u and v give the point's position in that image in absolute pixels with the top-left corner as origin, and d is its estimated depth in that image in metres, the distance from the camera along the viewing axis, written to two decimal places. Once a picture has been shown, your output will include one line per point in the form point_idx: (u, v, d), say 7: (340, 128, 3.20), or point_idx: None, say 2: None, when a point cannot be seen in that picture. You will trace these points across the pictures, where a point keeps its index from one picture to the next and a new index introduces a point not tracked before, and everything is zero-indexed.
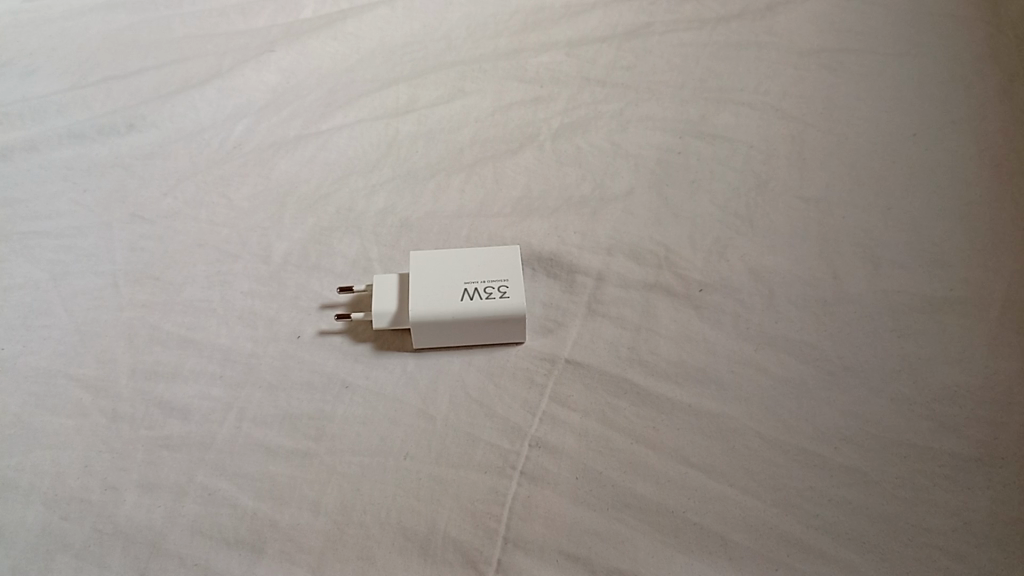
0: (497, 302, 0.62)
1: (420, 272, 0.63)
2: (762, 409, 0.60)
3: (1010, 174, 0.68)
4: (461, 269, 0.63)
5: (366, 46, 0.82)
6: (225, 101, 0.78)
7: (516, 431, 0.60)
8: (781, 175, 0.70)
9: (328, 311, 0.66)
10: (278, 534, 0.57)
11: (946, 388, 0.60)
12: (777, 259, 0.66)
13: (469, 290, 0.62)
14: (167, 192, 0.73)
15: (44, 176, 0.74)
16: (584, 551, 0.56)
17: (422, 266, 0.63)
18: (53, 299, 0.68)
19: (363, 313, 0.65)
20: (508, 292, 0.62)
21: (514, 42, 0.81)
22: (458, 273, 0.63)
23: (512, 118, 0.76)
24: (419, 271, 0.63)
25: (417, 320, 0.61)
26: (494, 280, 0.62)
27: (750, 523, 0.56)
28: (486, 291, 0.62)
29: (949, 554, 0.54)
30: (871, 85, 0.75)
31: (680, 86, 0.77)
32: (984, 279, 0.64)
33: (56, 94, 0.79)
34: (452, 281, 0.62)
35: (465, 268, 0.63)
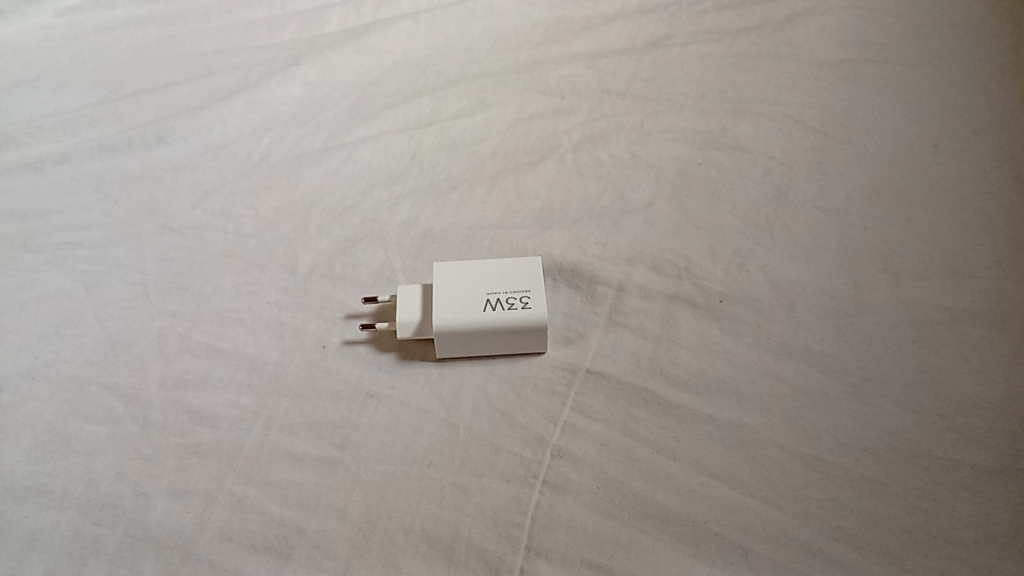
0: (519, 312, 0.63)
1: (444, 283, 0.64)
2: (783, 419, 0.61)
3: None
4: (484, 279, 0.64)
5: (389, 59, 0.83)
6: (251, 114, 0.80)
7: (538, 440, 0.61)
8: (801, 187, 0.71)
9: (352, 321, 0.67)
10: (305, 541, 0.58)
11: (966, 399, 0.60)
12: (797, 270, 0.67)
13: (492, 301, 0.63)
14: (195, 204, 0.74)
15: (76, 188, 0.76)
16: (606, 559, 0.56)
17: (446, 277, 0.64)
18: (85, 309, 0.69)
19: (387, 323, 0.66)
20: (530, 302, 0.63)
21: (535, 55, 0.82)
22: (481, 284, 0.64)
23: (533, 130, 0.77)
24: (442, 282, 0.64)
25: (440, 330, 0.62)
26: (516, 291, 0.63)
27: (771, 533, 0.57)
28: (509, 301, 0.63)
29: (970, 565, 0.55)
30: (893, 97, 0.75)
31: (700, 98, 0.77)
32: (1006, 290, 0.64)
33: (87, 107, 0.81)
34: (475, 291, 0.63)
35: (488, 278, 0.64)
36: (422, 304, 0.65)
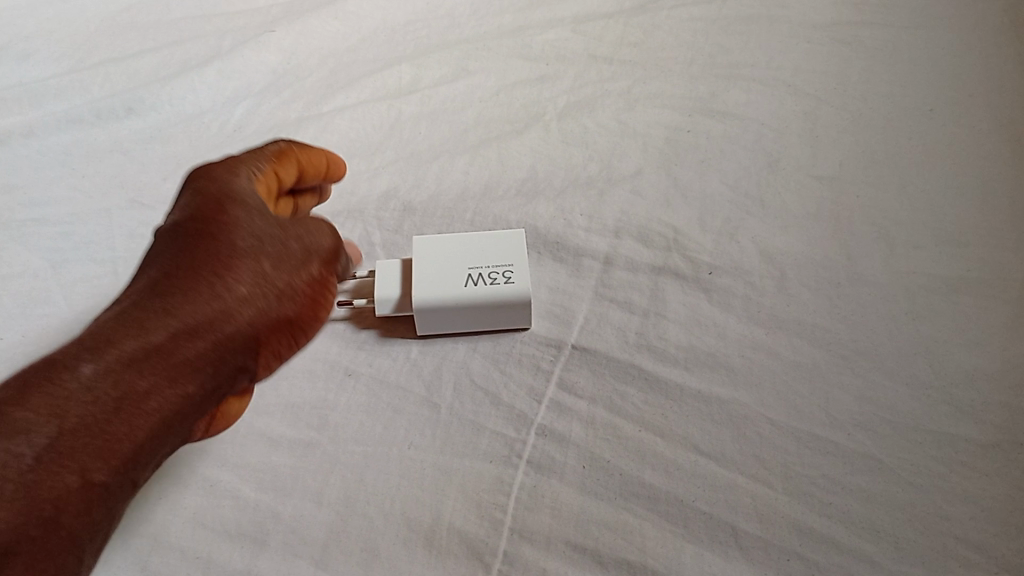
0: (502, 287, 0.60)
1: (424, 258, 0.62)
2: (774, 395, 0.59)
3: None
4: (466, 254, 0.62)
5: (368, 25, 0.80)
6: (224, 83, 0.77)
7: (522, 419, 0.59)
8: (794, 153, 0.69)
9: None
10: (281, 527, 0.56)
11: (962, 372, 0.58)
12: (789, 240, 0.64)
13: (473, 275, 0.61)
14: (167, 177, 0.72)
15: (42, 162, 0.73)
16: (591, 542, 0.55)
17: (426, 251, 0.62)
18: (53, 288, 0.66)
19: (366, 299, 0.64)
20: (512, 277, 0.61)
21: (519, 20, 0.79)
22: (462, 259, 0.61)
23: (517, 98, 0.74)
24: (423, 257, 0.62)
25: (420, 305, 0.60)
26: (498, 266, 0.61)
27: (762, 511, 0.55)
28: (490, 276, 0.61)
29: (966, 542, 0.53)
30: (888, 60, 0.73)
31: (689, 62, 0.75)
32: (1005, 257, 0.62)
33: (54, 77, 0.78)
34: (455, 266, 0.61)
35: (469, 253, 0.62)
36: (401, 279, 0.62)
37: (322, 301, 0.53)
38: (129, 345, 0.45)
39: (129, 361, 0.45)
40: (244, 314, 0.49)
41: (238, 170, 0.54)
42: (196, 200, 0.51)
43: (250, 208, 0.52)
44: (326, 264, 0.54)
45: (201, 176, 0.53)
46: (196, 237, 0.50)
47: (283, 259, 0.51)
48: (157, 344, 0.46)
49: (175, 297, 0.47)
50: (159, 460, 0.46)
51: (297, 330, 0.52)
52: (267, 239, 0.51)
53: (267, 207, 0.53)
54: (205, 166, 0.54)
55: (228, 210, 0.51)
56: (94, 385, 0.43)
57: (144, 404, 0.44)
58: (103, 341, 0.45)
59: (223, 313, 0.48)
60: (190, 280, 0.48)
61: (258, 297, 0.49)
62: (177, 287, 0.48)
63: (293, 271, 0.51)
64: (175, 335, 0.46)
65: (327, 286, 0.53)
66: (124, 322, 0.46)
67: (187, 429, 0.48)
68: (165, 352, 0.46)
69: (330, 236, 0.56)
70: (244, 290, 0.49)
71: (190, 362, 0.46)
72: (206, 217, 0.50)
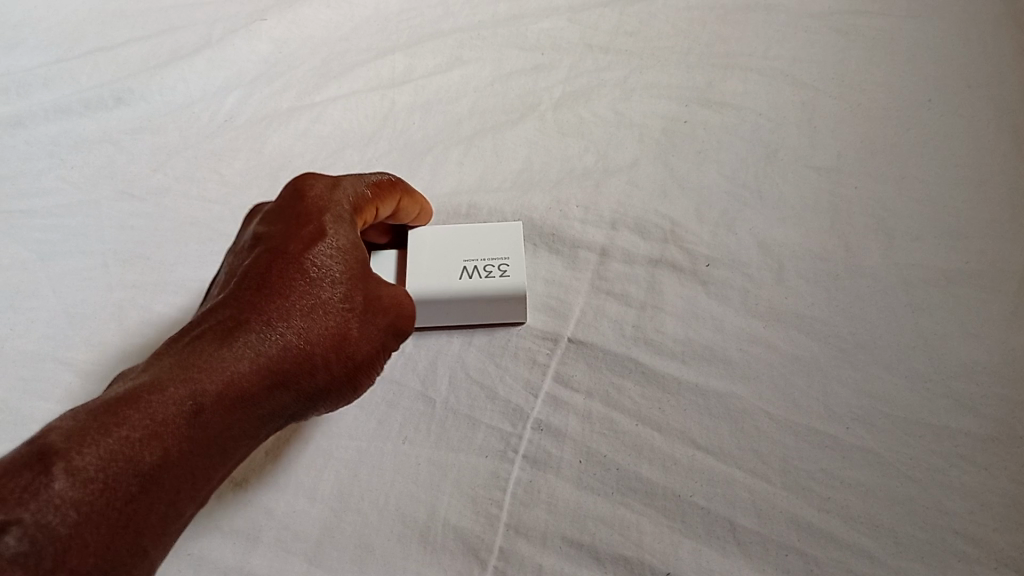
0: (497, 280, 0.61)
1: (420, 253, 0.62)
2: (772, 388, 0.58)
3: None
4: (461, 249, 0.62)
5: (361, 14, 0.79)
6: (215, 73, 0.76)
7: (517, 413, 0.59)
8: (791, 144, 0.68)
9: None
10: (274, 522, 0.56)
11: (962, 365, 0.58)
12: (786, 232, 0.64)
13: (468, 270, 0.61)
14: (157, 167, 0.71)
15: (30, 153, 0.72)
16: (588, 537, 0.54)
17: (422, 246, 0.62)
18: (43, 281, 0.66)
19: None
20: (507, 270, 0.61)
21: (514, 8, 0.78)
22: (458, 253, 0.62)
23: (512, 88, 0.73)
24: (418, 251, 0.62)
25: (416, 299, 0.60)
26: (493, 260, 0.61)
27: (760, 506, 0.55)
28: (486, 270, 0.61)
29: (966, 537, 0.53)
30: (887, 50, 0.72)
31: (686, 52, 0.74)
32: (1005, 249, 0.61)
33: (41, 66, 0.77)
34: (451, 260, 0.61)
35: (464, 247, 0.62)
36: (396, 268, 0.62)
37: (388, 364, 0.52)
38: (229, 381, 0.44)
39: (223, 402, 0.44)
40: (326, 371, 0.48)
41: (342, 204, 0.53)
42: (304, 226, 0.51)
43: (352, 256, 0.51)
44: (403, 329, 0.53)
45: (310, 198, 0.52)
46: (299, 275, 0.48)
47: (371, 322, 0.50)
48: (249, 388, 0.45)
49: (274, 338, 0.46)
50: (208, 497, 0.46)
51: (359, 391, 0.51)
52: (362, 296, 0.50)
53: (363, 257, 0.51)
54: (313, 186, 0.53)
55: (335, 255, 0.50)
56: (193, 420, 0.43)
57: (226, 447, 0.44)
58: (202, 373, 0.44)
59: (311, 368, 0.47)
60: (289, 324, 0.47)
61: (343, 359, 0.48)
62: (278, 328, 0.47)
63: (376, 335, 0.50)
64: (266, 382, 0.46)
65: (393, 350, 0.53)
66: (221, 351, 0.45)
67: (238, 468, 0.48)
68: (254, 398, 0.45)
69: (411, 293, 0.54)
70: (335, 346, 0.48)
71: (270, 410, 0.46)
72: (313, 257, 0.49)
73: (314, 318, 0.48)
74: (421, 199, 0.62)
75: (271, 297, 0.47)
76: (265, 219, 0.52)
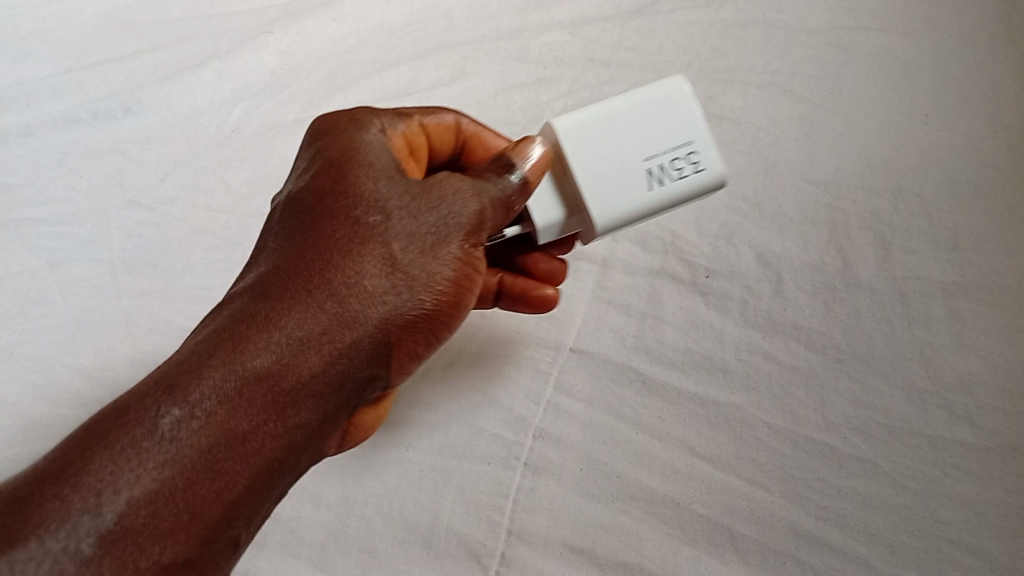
0: (690, 178, 0.47)
1: (576, 147, 0.47)
2: (769, 397, 0.60)
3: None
4: (631, 134, 0.47)
5: (364, 27, 0.75)
6: (223, 84, 0.74)
7: (519, 421, 0.60)
8: (790, 156, 0.67)
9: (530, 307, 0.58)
10: (279, 528, 0.59)
11: (958, 376, 0.59)
12: (785, 244, 0.64)
13: (654, 173, 0.47)
14: (164, 177, 0.71)
15: (40, 161, 0.72)
16: (588, 544, 0.58)
17: (573, 134, 0.47)
18: (51, 288, 0.68)
19: (547, 272, 0.58)
20: (699, 160, 0.48)
21: (516, 21, 0.74)
22: (631, 146, 0.47)
23: (514, 100, 0.72)
24: (572, 142, 0.46)
25: (602, 230, 0.47)
26: (679, 148, 0.47)
27: (758, 514, 0.58)
28: (674, 167, 0.47)
29: (959, 545, 0.57)
30: (886, 65, 0.69)
31: (685, 66, 0.71)
32: (1002, 265, 0.62)
33: (51, 77, 0.74)
34: (629, 159, 0.47)
35: (635, 134, 0.47)
36: (554, 187, 0.49)
37: (469, 290, 0.47)
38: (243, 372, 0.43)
39: (235, 385, 0.43)
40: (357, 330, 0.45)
41: (373, 131, 0.50)
42: (330, 171, 0.48)
43: (389, 181, 0.47)
44: (472, 245, 0.46)
45: (333, 141, 0.50)
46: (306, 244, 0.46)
47: (420, 243, 0.45)
48: (267, 364, 0.44)
49: (295, 301, 0.45)
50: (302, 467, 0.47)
51: (436, 327, 0.47)
52: (402, 217, 0.46)
53: (402, 186, 0.47)
54: (336, 133, 0.50)
55: (361, 187, 0.47)
56: (210, 407, 0.43)
57: (261, 432, 0.43)
58: (212, 360, 0.44)
59: (351, 312, 0.44)
60: (319, 275, 0.45)
61: (371, 308, 0.44)
62: (302, 287, 0.45)
63: (428, 260, 0.45)
64: (294, 351, 0.44)
65: (470, 274, 0.46)
66: (241, 338, 0.44)
67: (329, 431, 0.47)
68: (282, 367, 0.44)
69: (487, 201, 0.47)
70: (375, 283, 0.45)
71: (318, 371, 0.44)
72: (339, 197, 0.47)
73: (343, 262, 0.45)
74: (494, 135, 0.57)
75: (296, 258, 0.46)
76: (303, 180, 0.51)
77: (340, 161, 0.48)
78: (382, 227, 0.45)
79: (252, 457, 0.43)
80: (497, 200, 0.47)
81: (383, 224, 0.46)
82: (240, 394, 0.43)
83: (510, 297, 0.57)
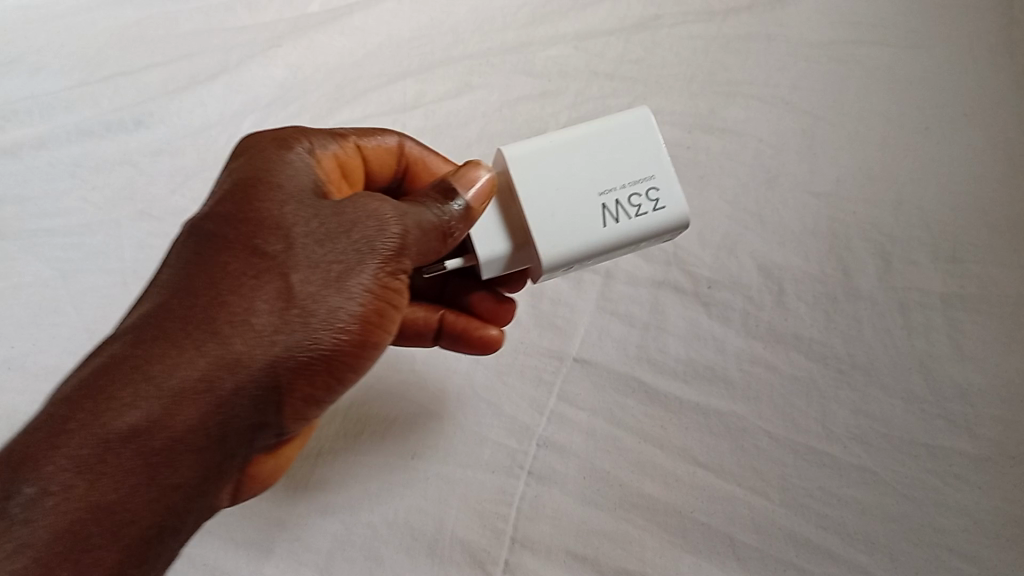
0: (650, 216, 0.47)
1: (529, 175, 0.47)
2: (771, 407, 0.61)
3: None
4: (589, 168, 0.47)
5: (372, 40, 0.76)
6: (233, 97, 0.75)
7: (524, 430, 0.61)
8: (791, 168, 0.68)
9: (470, 346, 0.58)
10: (285, 535, 0.59)
11: (957, 386, 0.60)
12: (787, 255, 0.65)
13: (611, 207, 0.47)
14: (175, 189, 0.72)
15: (53, 173, 0.73)
16: (591, 551, 0.58)
17: (527, 163, 0.47)
18: (63, 297, 0.69)
19: (494, 310, 0.59)
20: (659, 198, 0.47)
21: (522, 35, 0.75)
22: (588, 179, 0.47)
23: (520, 113, 0.73)
24: (525, 171, 0.47)
25: (550, 263, 0.47)
26: (637, 184, 0.47)
27: (759, 523, 0.58)
28: (632, 203, 0.47)
29: (958, 554, 0.57)
30: (885, 78, 0.70)
31: (689, 79, 0.72)
32: (1001, 276, 0.62)
33: (64, 90, 0.75)
34: (584, 191, 0.47)
35: (592, 167, 0.47)
36: (501, 219, 0.48)
37: (380, 324, 0.45)
38: (132, 408, 0.42)
39: (104, 446, 0.41)
40: (252, 368, 0.43)
41: (298, 148, 0.51)
42: (241, 195, 0.47)
43: (298, 209, 0.46)
44: (387, 276, 0.44)
45: (252, 160, 0.50)
46: (211, 273, 0.45)
47: (321, 277, 0.43)
48: (141, 417, 0.42)
49: (178, 344, 0.43)
50: (195, 519, 0.45)
51: (343, 367, 0.45)
52: (303, 249, 0.44)
53: (316, 213, 0.45)
54: (261, 157, 0.50)
55: (269, 214, 0.45)
56: (72, 480, 0.41)
57: (134, 495, 0.42)
58: (103, 396, 0.42)
59: (235, 356, 0.42)
60: (207, 314, 0.44)
61: (268, 347, 0.43)
62: (199, 323, 0.43)
63: (329, 296, 0.43)
64: (172, 399, 0.42)
65: (383, 308, 0.45)
66: (133, 372, 0.42)
67: (230, 467, 0.46)
68: (158, 418, 0.42)
69: (408, 228, 0.45)
70: (267, 321, 0.43)
71: (196, 422, 0.42)
72: (242, 227, 0.46)
73: (233, 301, 0.43)
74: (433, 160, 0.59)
75: (186, 295, 0.44)
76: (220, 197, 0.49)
77: (252, 185, 0.48)
78: (280, 261, 0.44)
79: (141, 499, 0.42)
80: (436, 226, 0.46)
81: (282, 257, 0.44)
82: (108, 455, 0.41)
83: (450, 335, 0.57)
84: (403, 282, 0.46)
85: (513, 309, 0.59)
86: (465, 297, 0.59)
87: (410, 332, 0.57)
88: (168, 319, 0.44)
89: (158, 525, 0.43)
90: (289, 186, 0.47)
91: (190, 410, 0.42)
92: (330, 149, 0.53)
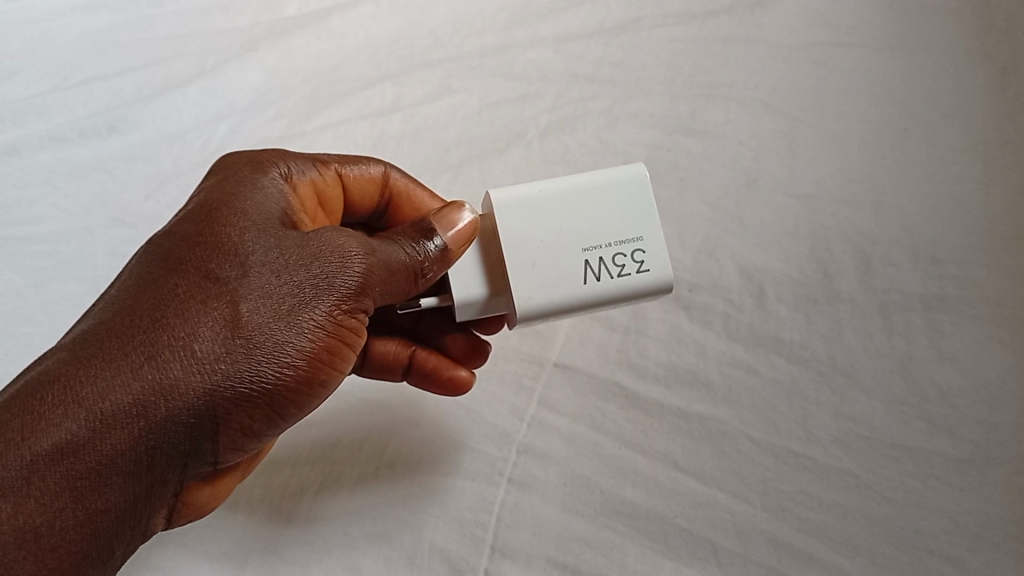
0: (632, 277, 0.47)
1: (514, 223, 0.47)
2: (752, 411, 0.61)
3: (1015, 168, 0.65)
4: (575, 220, 0.48)
5: (351, 44, 0.75)
6: (209, 102, 0.74)
7: (504, 437, 0.61)
8: (771, 171, 0.67)
9: (450, 390, 0.57)
10: (261, 546, 0.58)
11: (938, 388, 0.60)
12: (767, 258, 0.64)
13: (593, 264, 0.47)
14: (149, 195, 0.71)
15: (25, 179, 0.72)
16: (572, 559, 0.58)
17: (514, 208, 0.47)
18: (35, 306, 0.67)
19: (467, 352, 0.59)
20: (644, 260, 0.48)
21: (502, 38, 0.74)
22: (573, 233, 0.47)
23: (499, 116, 0.72)
24: (510, 219, 0.47)
25: (524, 315, 0.47)
26: (623, 244, 0.47)
27: (740, 528, 0.58)
28: (616, 262, 0.47)
29: (940, 556, 0.57)
30: (864, 80, 0.70)
31: (669, 81, 0.71)
32: (980, 276, 0.62)
33: (37, 96, 0.74)
34: (568, 244, 0.47)
35: (579, 221, 0.48)
36: (479, 261, 0.48)
37: (329, 361, 0.44)
38: (58, 427, 0.40)
39: (30, 465, 0.40)
40: (186, 397, 0.41)
41: (272, 175, 0.51)
42: (201, 218, 0.47)
43: (257, 237, 0.45)
44: (342, 314, 0.44)
45: (223, 183, 0.50)
46: (156, 294, 0.43)
47: (272, 308, 0.43)
48: (70, 437, 0.40)
49: (114, 365, 0.41)
50: (119, 544, 0.44)
51: (285, 405, 0.44)
52: (257, 277, 0.43)
53: (277, 244, 0.45)
54: (228, 182, 0.49)
55: (227, 241, 0.45)
56: None
57: (58, 518, 0.41)
58: (31, 410, 0.41)
59: (170, 383, 0.41)
60: (147, 335, 0.42)
61: (205, 376, 0.41)
62: (137, 344, 0.42)
63: (278, 329, 0.42)
64: (102, 421, 0.41)
65: (332, 347, 0.44)
66: (63, 389, 0.41)
67: (157, 496, 0.45)
68: (88, 440, 0.41)
69: (371, 266, 0.44)
70: (208, 349, 0.42)
71: (124, 448, 0.41)
72: (195, 250, 0.45)
73: (175, 325, 0.42)
74: (420, 194, 0.59)
75: (129, 313, 0.43)
76: (179, 215, 0.49)
77: (214, 209, 0.47)
78: (232, 287, 0.43)
79: (58, 521, 0.41)
80: (405, 265, 0.45)
81: (234, 283, 0.43)
82: (33, 476, 0.40)
83: (421, 373, 0.57)
84: (359, 322, 0.45)
85: (487, 353, 0.59)
86: (440, 338, 0.59)
87: (381, 366, 0.57)
88: (107, 337, 0.42)
89: (78, 550, 0.42)
90: (255, 216, 0.47)
91: (121, 436, 0.41)
92: (307, 175, 0.54)
